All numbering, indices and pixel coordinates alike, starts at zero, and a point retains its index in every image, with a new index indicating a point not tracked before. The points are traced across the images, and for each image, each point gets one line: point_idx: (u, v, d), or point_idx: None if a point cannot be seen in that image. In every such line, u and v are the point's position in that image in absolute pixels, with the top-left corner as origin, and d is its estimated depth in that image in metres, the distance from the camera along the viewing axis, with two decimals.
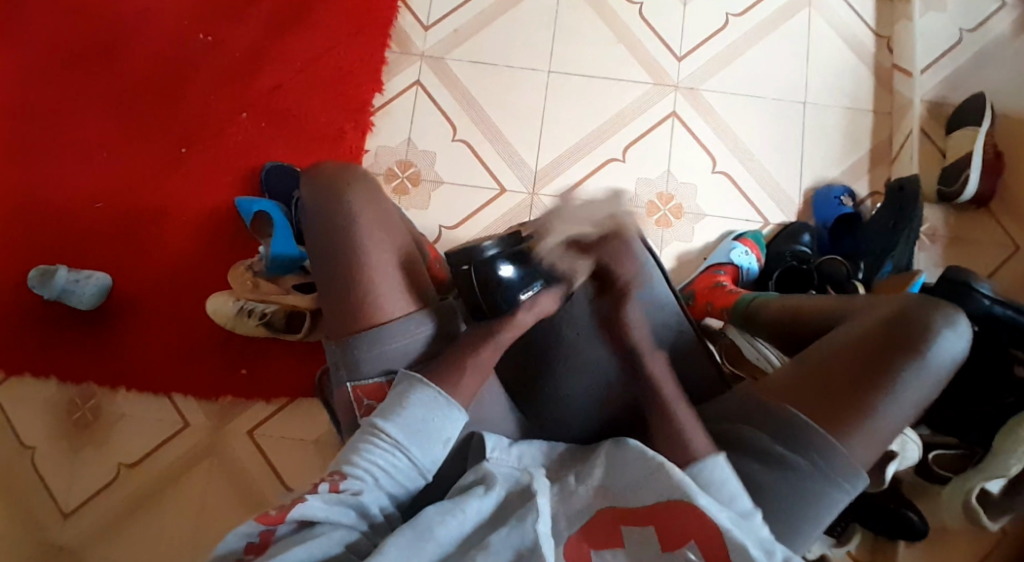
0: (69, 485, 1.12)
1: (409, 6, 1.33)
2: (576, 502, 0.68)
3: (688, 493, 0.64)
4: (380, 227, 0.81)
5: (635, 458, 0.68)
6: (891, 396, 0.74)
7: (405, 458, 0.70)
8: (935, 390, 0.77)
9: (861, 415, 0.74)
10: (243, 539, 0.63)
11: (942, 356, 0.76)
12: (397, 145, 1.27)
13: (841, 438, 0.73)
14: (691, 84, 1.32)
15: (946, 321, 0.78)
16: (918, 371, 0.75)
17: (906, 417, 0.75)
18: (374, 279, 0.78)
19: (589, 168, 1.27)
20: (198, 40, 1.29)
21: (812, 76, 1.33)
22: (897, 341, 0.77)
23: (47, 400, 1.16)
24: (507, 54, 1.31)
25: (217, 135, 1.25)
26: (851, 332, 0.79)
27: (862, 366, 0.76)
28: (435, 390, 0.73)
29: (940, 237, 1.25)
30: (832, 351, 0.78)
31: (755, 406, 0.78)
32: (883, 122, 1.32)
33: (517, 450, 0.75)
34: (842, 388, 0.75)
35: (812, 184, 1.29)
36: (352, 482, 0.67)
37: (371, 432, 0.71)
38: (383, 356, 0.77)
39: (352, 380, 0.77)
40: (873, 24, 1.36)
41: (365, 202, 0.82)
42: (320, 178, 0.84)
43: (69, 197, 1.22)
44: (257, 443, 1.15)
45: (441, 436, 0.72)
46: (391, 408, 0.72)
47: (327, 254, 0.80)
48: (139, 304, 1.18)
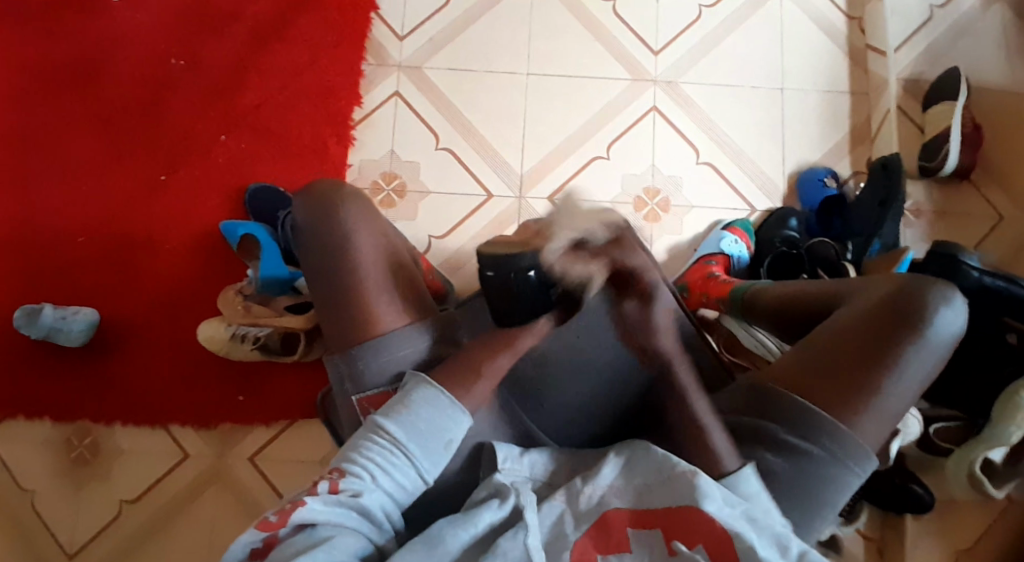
0: (72, 525, 1.10)
1: (383, 17, 1.32)
2: (584, 501, 0.67)
3: (698, 497, 0.64)
4: (376, 242, 0.81)
5: (652, 462, 0.69)
6: (895, 376, 0.75)
7: (404, 456, 0.68)
8: (936, 369, 0.77)
9: (866, 397, 0.74)
10: (247, 548, 0.61)
11: (942, 333, 0.77)
12: (381, 158, 1.26)
13: (848, 421, 0.74)
14: (669, 77, 1.32)
15: (943, 297, 0.78)
16: (919, 347, 0.76)
17: (910, 396, 0.76)
18: (374, 294, 0.78)
19: (575, 167, 1.27)
20: (173, 64, 1.27)
21: (788, 62, 1.33)
22: (899, 321, 0.77)
23: (43, 440, 1.14)
24: (484, 59, 1.31)
25: (198, 159, 1.23)
26: (851, 315, 0.80)
27: (866, 349, 0.76)
28: (439, 391, 0.72)
29: (925, 212, 1.26)
30: (835, 334, 0.79)
31: (762, 394, 0.78)
32: (861, 102, 1.33)
33: (528, 459, 0.74)
34: (846, 372, 0.76)
35: (795, 169, 1.29)
36: (351, 482, 0.66)
37: (372, 430, 0.70)
38: (388, 363, 0.76)
39: (358, 393, 0.76)
40: (845, 6, 1.37)
41: (360, 220, 0.81)
42: (313, 196, 0.83)
43: (50, 233, 1.20)
44: (260, 468, 1.13)
45: (443, 437, 0.70)
46: (394, 406, 0.71)
47: (327, 271, 0.79)
48: (130, 336, 1.16)
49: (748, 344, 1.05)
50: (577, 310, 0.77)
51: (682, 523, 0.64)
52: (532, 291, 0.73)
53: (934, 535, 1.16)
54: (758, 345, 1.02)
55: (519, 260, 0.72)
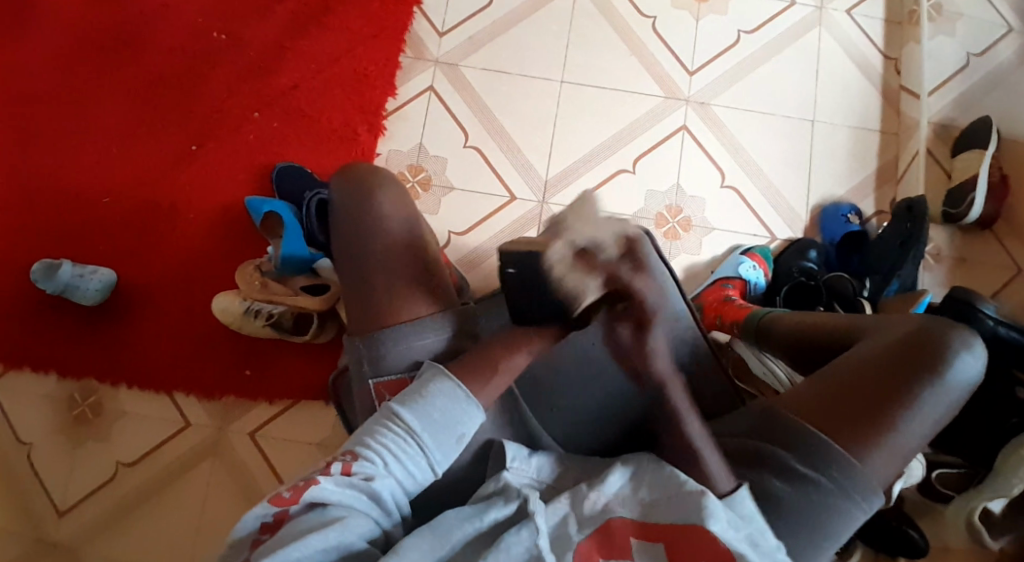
0: (67, 482, 1.11)
1: (425, 12, 1.33)
2: (589, 506, 0.67)
3: (705, 515, 0.64)
4: (407, 229, 0.81)
5: (661, 475, 0.68)
6: (910, 415, 0.75)
7: (417, 446, 0.68)
8: (951, 414, 0.77)
9: (879, 434, 0.74)
10: (258, 520, 0.62)
11: (960, 378, 0.76)
12: (409, 150, 1.27)
13: (860, 455, 0.73)
14: (701, 99, 1.33)
15: (964, 342, 0.78)
16: (936, 390, 0.76)
17: (923, 437, 0.75)
18: (399, 282, 0.78)
19: (600, 178, 1.27)
20: (215, 38, 1.28)
21: (821, 95, 1.34)
22: (917, 361, 0.77)
23: (47, 395, 1.14)
24: (521, 62, 1.32)
25: (230, 133, 1.25)
26: (869, 350, 0.79)
27: (882, 385, 0.76)
28: (456, 385, 0.71)
29: (945, 257, 1.26)
30: (851, 368, 0.78)
31: (774, 421, 0.77)
32: (890, 142, 1.33)
33: (536, 461, 0.74)
34: (860, 406, 0.75)
35: (819, 201, 1.30)
36: (364, 466, 0.66)
37: (388, 415, 0.69)
38: (408, 350, 0.76)
39: (375, 376, 0.76)
40: (882, 45, 1.38)
41: (394, 206, 0.82)
42: (350, 178, 0.84)
43: (76, 192, 1.21)
44: (260, 445, 1.13)
45: (456, 429, 0.70)
46: (411, 396, 0.71)
47: (357, 253, 0.80)
48: (144, 301, 1.17)
49: (756, 370, 1.05)
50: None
51: (686, 541, 0.64)
52: (545, 293, 0.72)
53: None
54: (766, 372, 1.02)
55: (536, 256, 0.71)
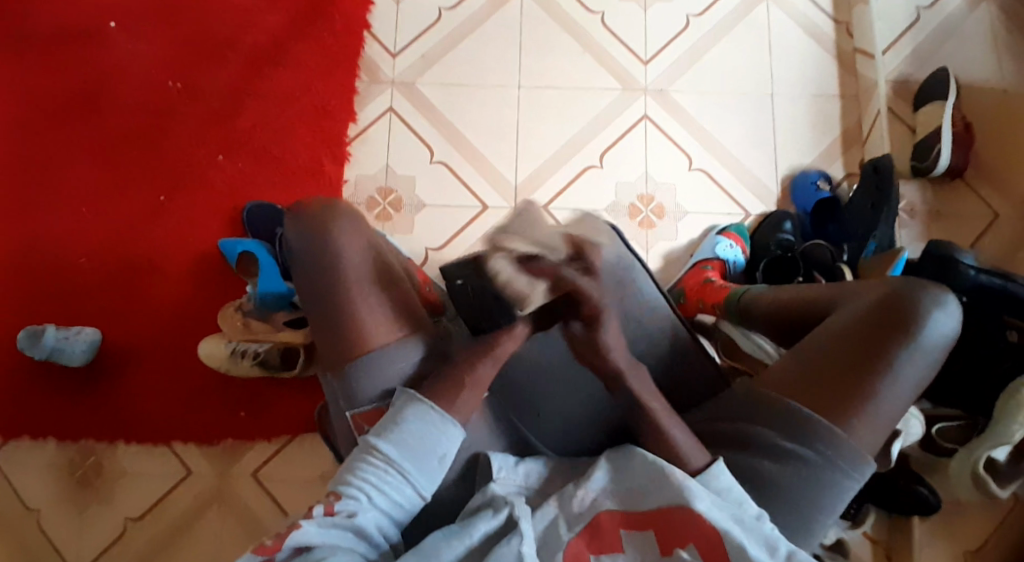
0: (77, 542, 1.11)
1: (376, 35, 1.34)
2: (574, 505, 0.67)
3: (688, 498, 0.64)
4: (366, 256, 0.82)
5: (642, 464, 0.68)
6: (889, 381, 0.74)
7: (399, 474, 0.69)
8: (931, 373, 0.77)
9: (860, 403, 0.73)
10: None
11: (935, 335, 0.76)
12: (376, 173, 1.28)
13: (843, 425, 0.73)
14: (659, 87, 1.33)
15: (937, 302, 0.77)
16: (912, 353, 0.75)
17: (906, 398, 0.75)
18: (365, 311, 0.79)
19: (569, 177, 1.28)
20: (172, 87, 1.29)
21: (777, 67, 1.35)
22: (891, 327, 0.76)
23: (46, 461, 1.14)
24: (476, 73, 1.32)
25: (197, 179, 1.25)
26: (844, 320, 0.79)
27: (858, 354, 0.75)
28: (428, 405, 0.72)
29: (919, 212, 1.27)
30: (828, 340, 0.78)
31: (756, 400, 0.77)
32: (851, 105, 1.34)
33: (523, 468, 0.74)
34: (840, 377, 0.75)
35: (789, 172, 1.30)
36: (346, 503, 0.67)
37: (366, 450, 0.70)
38: (380, 379, 0.77)
39: (351, 409, 0.77)
40: (831, 11, 1.38)
41: (352, 233, 0.82)
42: (305, 212, 0.84)
43: (52, 256, 1.21)
44: (263, 484, 1.14)
45: (436, 452, 0.71)
46: (386, 425, 0.71)
47: (319, 288, 0.80)
48: (131, 355, 1.17)
49: (743, 348, 1.02)
50: None
51: (673, 527, 0.64)
52: None
53: (942, 537, 1.14)
54: (754, 348, 0.99)
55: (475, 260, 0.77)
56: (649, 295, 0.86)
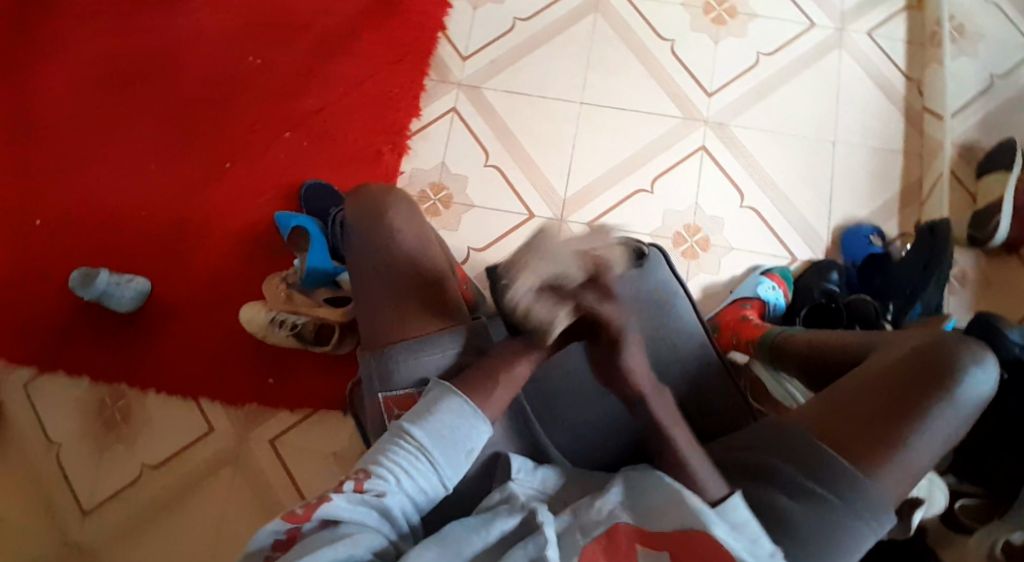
0: (95, 482, 1.15)
1: (450, 37, 1.37)
2: (590, 515, 0.68)
3: (705, 523, 0.63)
4: (419, 245, 0.87)
5: (655, 485, 0.67)
6: (920, 432, 0.73)
7: (429, 463, 0.70)
8: (964, 430, 0.75)
9: (887, 449, 0.72)
10: (272, 536, 0.65)
11: (971, 392, 0.75)
12: (431, 168, 1.31)
13: (867, 469, 0.71)
14: (720, 120, 1.34)
15: (975, 358, 0.76)
16: (945, 407, 0.74)
17: (935, 451, 0.73)
18: (412, 292, 0.84)
19: (618, 198, 1.29)
20: (250, 63, 1.35)
21: (842, 116, 1.34)
22: (927, 378, 0.75)
23: (79, 398, 1.19)
24: (541, 84, 1.35)
25: (261, 152, 1.30)
26: (880, 364, 0.78)
27: (891, 401, 0.74)
28: (464, 400, 0.73)
29: (970, 281, 1.24)
30: (863, 381, 0.77)
31: (780, 434, 0.76)
32: (913, 164, 1.32)
33: (541, 473, 0.75)
34: (871, 419, 0.74)
35: (841, 223, 1.29)
36: (375, 483, 0.68)
37: (399, 434, 0.71)
38: (415, 366, 0.79)
39: (385, 391, 0.79)
40: (904, 67, 1.38)
41: (407, 223, 0.88)
42: (367, 199, 0.90)
43: (114, 206, 1.27)
44: (278, 451, 1.16)
45: (465, 446, 0.72)
46: (420, 414, 0.73)
47: (372, 268, 0.86)
48: (174, 310, 1.22)
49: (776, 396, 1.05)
50: None
51: (688, 548, 0.64)
52: None
53: None
54: (786, 396, 1.03)
55: None
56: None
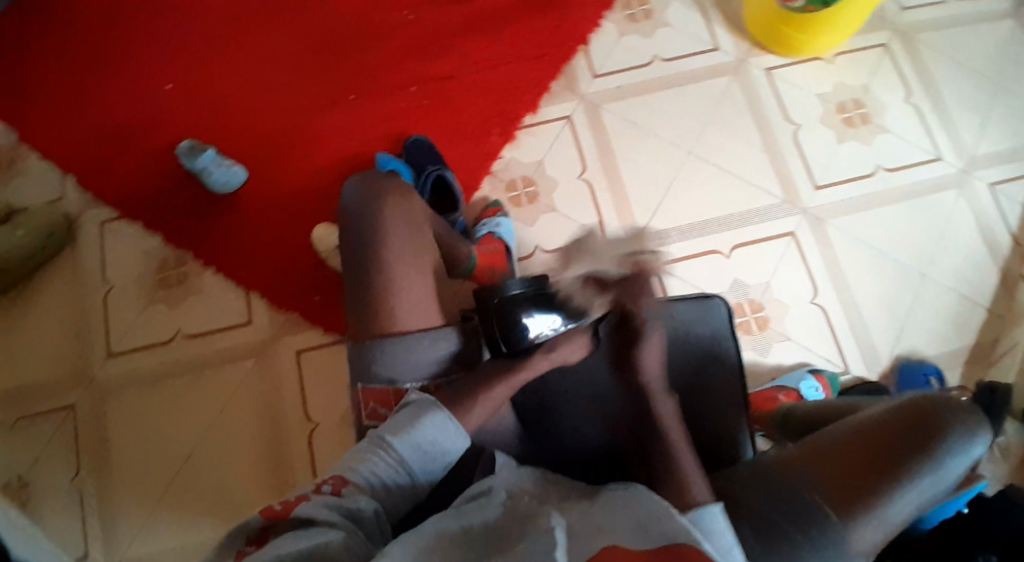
0: (130, 331, 1.22)
1: (591, 52, 1.41)
2: (580, 525, 0.65)
3: (693, 538, 0.63)
4: (410, 241, 0.87)
5: (649, 506, 0.67)
6: (898, 489, 0.72)
7: (406, 475, 0.74)
8: (943, 493, 0.74)
9: (865, 502, 0.72)
10: (246, 529, 0.66)
11: (956, 456, 0.73)
12: (528, 163, 1.35)
13: (842, 519, 0.71)
14: (817, 214, 1.34)
15: (966, 423, 0.74)
16: (928, 467, 0.73)
17: (911, 509, 0.73)
18: (395, 289, 0.84)
19: (693, 251, 1.31)
20: (401, 14, 1.41)
21: (937, 252, 1.33)
22: (915, 434, 0.74)
23: (145, 253, 1.27)
24: (659, 124, 1.38)
25: (385, 96, 1.36)
26: (874, 412, 0.77)
27: (877, 453, 0.74)
28: (446, 414, 0.76)
29: (1012, 454, 1.21)
30: (853, 425, 0.76)
31: (764, 473, 0.76)
32: (992, 322, 1.30)
33: (523, 469, 0.78)
34: (852, 467, 0.73)
35: (901, 353, 1.28)
36: (353, 491, 0.71)
37: (378, 444, 0.74)
38: (398, 366, 0.83)
39: (363, 383, 0.83)
40: (1015, 227, 1.36)
41: (401, 217, 0.88)
42: (370, 182, 0.90)
43: (239, 97, 1.35)
44: (300, 363, 1.21)
45: (442, 459, 0.76)
46: (400, 425, 0.76)
47: (363, 256, 0.86)
48: (256, 207, 1.28)
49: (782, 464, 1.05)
50: (575, 349, 0.85)
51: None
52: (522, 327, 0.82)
53: None
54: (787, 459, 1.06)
55: (506, 288, 0.81)
56: (642, 359, 0.83)
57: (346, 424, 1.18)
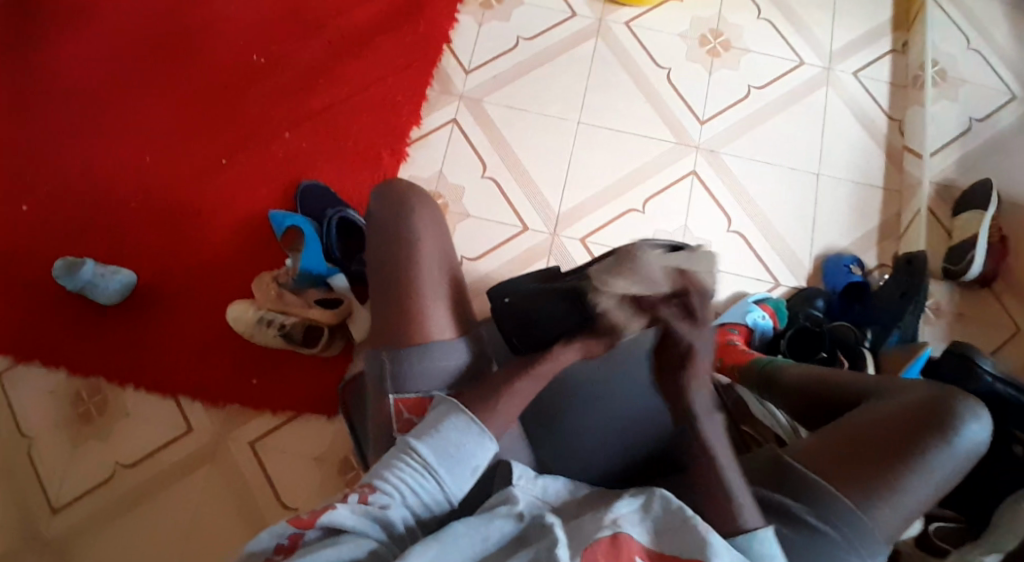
0: (63, 480, 1.12)
1: (454, 49, 1.39)
2: (591, 522, 0.67)
3: (709, 553, 0.64)
4: (435, 247, 0.85)
5: (666, 509, 0.68)
6: (917, 476, 0.74)
7: (433, 481, 0.70)
8: (957, 477, 0.77)
9: (887, 489, 0.74)
10: (273, 540, 0.66)
11: (968, 441, 0.77)
12: (428, 176, 1.31)
13: (865, 508, 0.73)
14: (712, 147, 1.37)
15: (973, 411, 0.78)
16: (943, 454, 0.76)
17: (930, 496, 0.75)
18: (427, 295, 0.82)
19: (610, 216, 1.31)
20: (253, 61, 1.34)
21: (828, 150, 1.39)
22: (929, 424, 0.77)
23: (54, 390, 1.16)
24: (540, 101, 1.37)
25: (260, 150, 1.29)
26: (882, 406, 0.80)
27: (895, 445, 0.76)
28: (470, 418, 0.73)
29: (945, 312, 1.29)
30: (865, 421, 0.79)
31: (786, 470, 0.77)
32: (892, 199, 1.37)
33: (542, 481, 0.75)
34: (871, 459, 0.75)
35: (823, 253, 1.33)
36: (380, 496, 0.68)
37: (403, 450, 0.71)
38: (427, 373, 0.79)
39: (396, 392, 0.79)
40: (887, 106, 1.43)
41: (427, 223, 0.86)
42: (390, 193, 0.88)
43: (103, 196, 1.25)
44: (258, 456, 1.14)
45: (471, 463, 0.72)
46: (426, 430, 0.73)
47: (389, 266, 0.83)
48: (161, 304, 1.20)
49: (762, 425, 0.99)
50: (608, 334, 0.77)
51: None
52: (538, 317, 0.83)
53: None
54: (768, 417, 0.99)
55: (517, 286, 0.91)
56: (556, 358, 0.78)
57: (325, 500, 1.13)
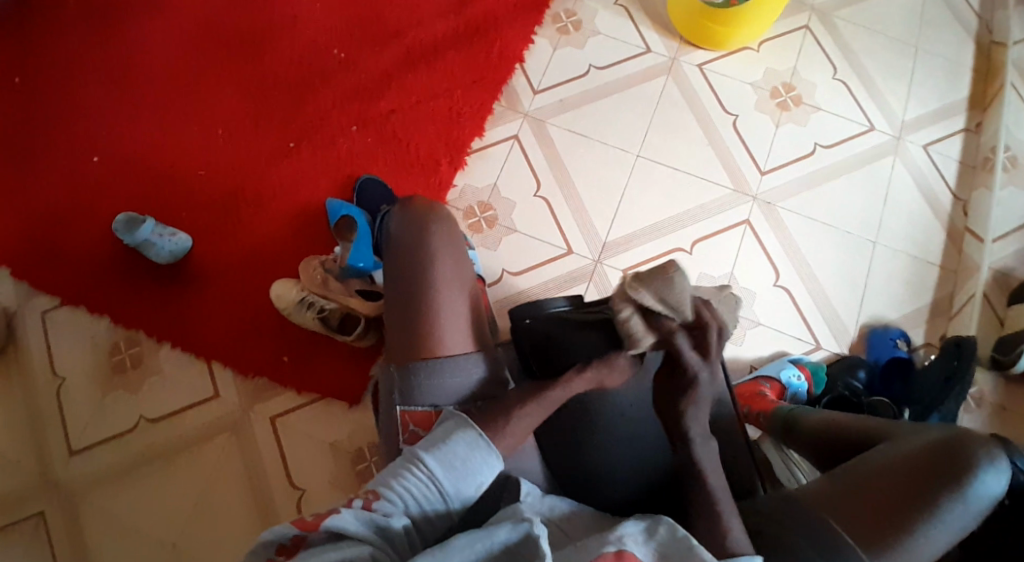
0: (88, 425, 1.15)
1: (526, 69, 1.41)
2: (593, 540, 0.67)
3: None
4: (453, 267, 0.85)
5: (670, 532, 0.67)
6: (929, 524, 0.72)
7: (438, 492, 0.71)
8: (970, 527, 0.74)
9: (896, 534, 0.72)
10: (279, 537, 0.66)
11: (984, 491, 0.74)
12: (482, 187, 1.33)
13: (871, 551, 0.71)
14: (768, 199, 1.37)
15: (991, 456, 0.75)
16: (958, 502, 0.73)
17: (941, 548, 0.73)
18: (438, 314, 0.82)
19: (656, 252, 1.31)
20: (333, 55, 1.38)
21: (886, 219, 1.37)
22: (944, 470, 0.74)
23: (94, 338, 1.20)
24: (603, 131, 1.39)
25: (327, 140, 1.33)
26: (897, 449, 0.78)
27: (906, 490, 0.74)
28: (478, 431, 0.74)
29: (987, 403, 1.25)
30: (877, 463, 0.77)
31: (795, 508, 0.76)
32: (947, 278, 1.35)
33: (549, 501, 0.76)
34: (879, 503, 0.74)
35: (868, 322, 1.31)
36: (384, 505, 0.69)
37: (411, 460, 0.72)
38: (438, 389, 0.80)
39: (403, 405, 0.80)
40: (953, 185, 1.41)
41: (445, 242, 0.86)
42: (410, 209, 0.88)
43: (173, 161, 1.30)
44: (277, 432, 1.16)
45: (476, 478, 0.72)
46: (435, 441, 0.73)
47: (407, 281, 0.84)
48: (209, 272, 1.23)
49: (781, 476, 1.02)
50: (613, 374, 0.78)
51: None
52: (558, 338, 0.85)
53: None
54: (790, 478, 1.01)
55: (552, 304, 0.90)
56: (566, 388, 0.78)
57: (335, 488, 1.14)
